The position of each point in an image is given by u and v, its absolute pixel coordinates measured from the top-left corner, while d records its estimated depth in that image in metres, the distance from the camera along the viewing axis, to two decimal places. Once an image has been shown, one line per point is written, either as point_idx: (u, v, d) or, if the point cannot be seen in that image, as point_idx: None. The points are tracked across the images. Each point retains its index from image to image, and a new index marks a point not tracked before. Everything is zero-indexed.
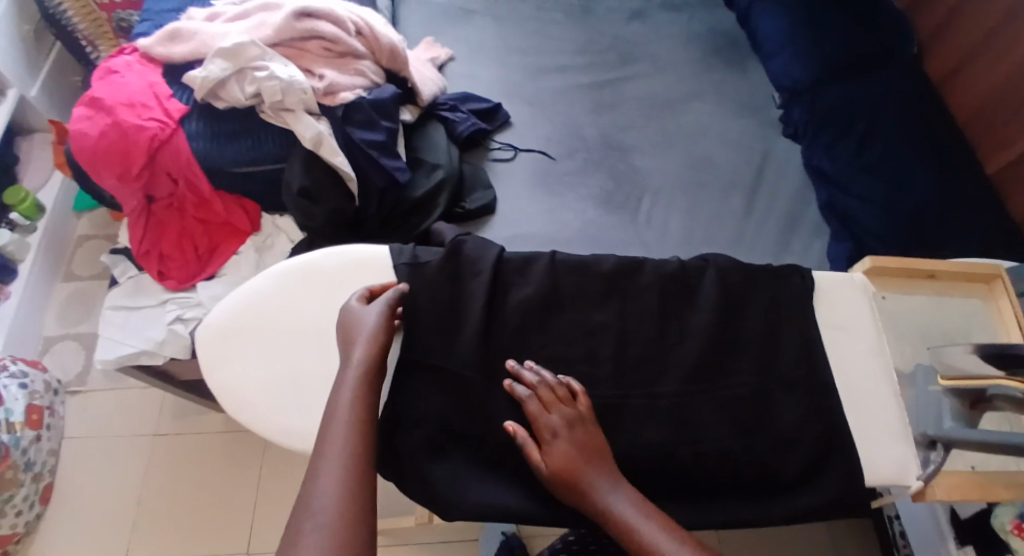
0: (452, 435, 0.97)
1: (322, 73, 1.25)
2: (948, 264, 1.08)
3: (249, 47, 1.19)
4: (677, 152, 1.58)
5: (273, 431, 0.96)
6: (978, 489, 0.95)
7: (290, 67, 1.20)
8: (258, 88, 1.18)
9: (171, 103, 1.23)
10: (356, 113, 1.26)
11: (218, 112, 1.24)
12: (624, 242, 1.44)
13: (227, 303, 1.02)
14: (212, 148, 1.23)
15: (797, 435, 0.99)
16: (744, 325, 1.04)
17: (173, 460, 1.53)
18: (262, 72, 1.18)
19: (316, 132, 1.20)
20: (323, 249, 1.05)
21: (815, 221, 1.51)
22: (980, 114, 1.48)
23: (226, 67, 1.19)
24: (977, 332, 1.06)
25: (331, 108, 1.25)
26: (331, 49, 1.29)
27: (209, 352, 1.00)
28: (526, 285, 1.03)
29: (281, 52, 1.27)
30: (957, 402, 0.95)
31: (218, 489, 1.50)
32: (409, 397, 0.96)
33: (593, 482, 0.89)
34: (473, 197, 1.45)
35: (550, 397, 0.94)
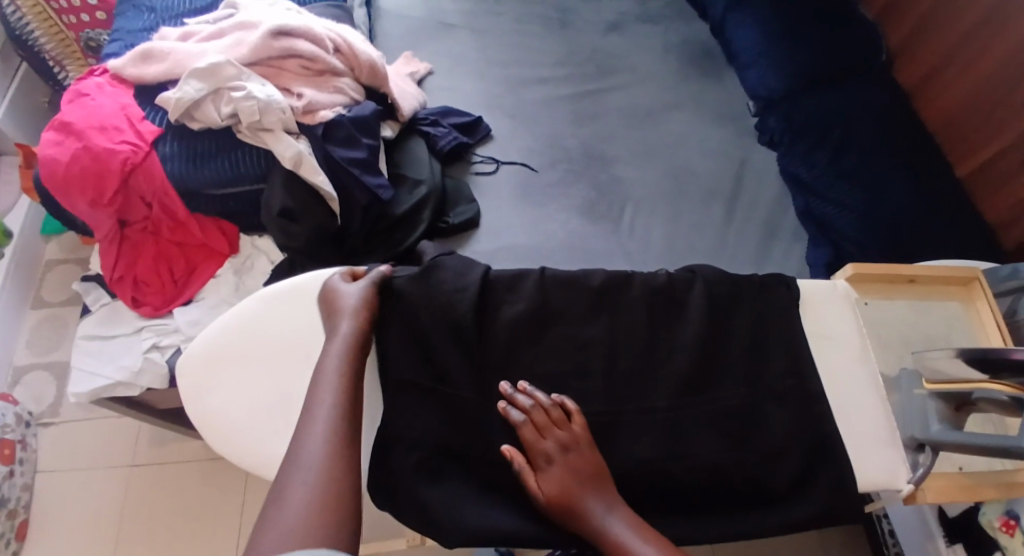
0: (447, 458, 0.95)
1: (301, 91, 1.24)
2: (929, 268, 1.09)
3: (225, 67, 1.17)
4: (656, 161, 1.59)
5: (258, 459, 0.94)
6: (965, 491, 0.96)
7: (267, 87, 1.19)
8: (235, 108, 1.16)
9: (144, 125, 1.21)
10: (336, 131, 1.25)
11: (193, 133, 1.22)
12: (607, 252, 1.44)
13: (211, 330, 1.00)
14: (188, 169, 1.21)
15: (787, 446, 0.99)
16: (733, 336, 1.04)
17: (152, 488, 1.49)
18: (239, 91, 1.16)
19: (296, 151, 1.18)
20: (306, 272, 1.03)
21: (793, 228, 1.52)
22: (951, 119, 1.50)
23: (201, 88, 1.17)
24: (958, 337, 1.06)
25: (310, 127, 1.23)
26: (310, 68, 1.27)
27: (192, 382, 0.98)
28: (516, 301, 1.02)
29: (258, 71, 1.25)
30: (942, 405, 0.95)
31: (200, 517, 1.47)
32: (403, 419, 0.94)
33: (589, 506, 0.89)
34: (458, 210, 1.44)
35: (544, 420, 0.93)
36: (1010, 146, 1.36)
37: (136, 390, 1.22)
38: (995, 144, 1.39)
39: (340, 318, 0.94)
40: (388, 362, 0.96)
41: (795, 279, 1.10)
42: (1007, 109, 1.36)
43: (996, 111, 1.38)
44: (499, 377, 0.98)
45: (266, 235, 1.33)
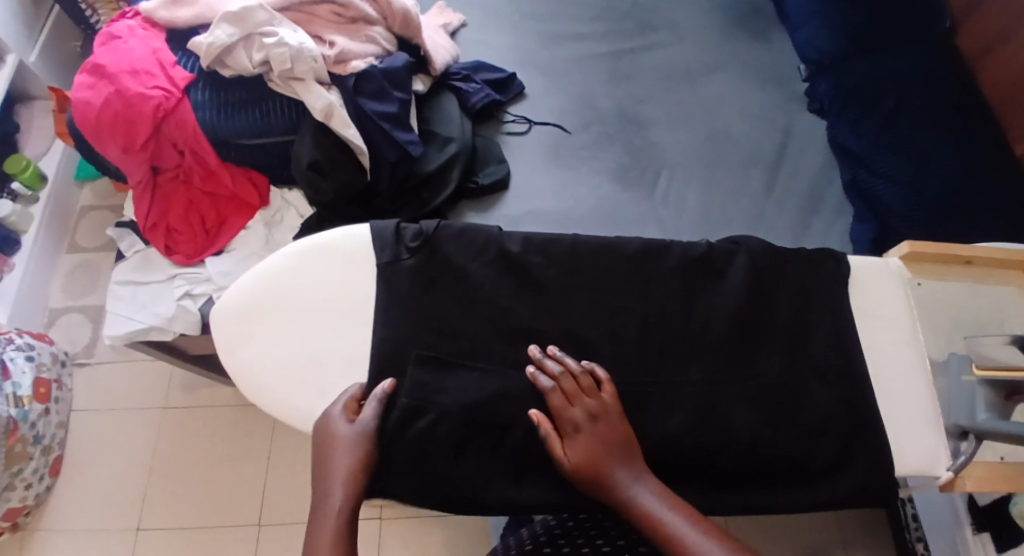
0: (475, 426, 0.93)
1: (333, 39, 1.20)
2: (988, 250, 1.03)
3: (257, 11, 1.14)
4: (696, 126, 1.54)
5: (289, 413, 0.93)
6: (1009, 481, 0.93)
7: (299, 34, 1.15)
8: (267, 55, 1.13)
9: (176, 71, 1.18)
10: (366, 84, 1.22)
11: (225, 81, 1.20)
12: (640, 219, 1.41)
13: (241, 284, 0.99)
14: (219, 117, 1.19)
15: (826, 425, 0.96)
16: (776, 310, 1.01)
17: (182, 432, 1.51)
18: (271, 38, 1.13)
19: (327, 103, 1.15)
20: (334, 230, 1.00)
21: (837, 201, 1.47)
22: (1011, 91, 1.43)
23: (233, 32, 1.13)
24: (1010, 321, 1.02)
25: (342, 78, 1.21)
26: (342, 14, 1.24)
27: (221, 335, 0.97)
28: (547, 266, 0.99)
29: (290, 17, 1.21)
30: (992, 392, 0.91)
31: (225, 464, 1.48)
32: (430, 389, 0.92)
33: (615, 477, 0.87)
34: (488, 171, 1.41)
35: (572, 385, 0.91)
36: None
37: (168, 336, 1.21)
38: None
39: (331, 483, 0.86)
40: (393, 332, 0.94)
41: (844, 254, 1.06)
42: None
43: None
44: (524, 345, 0.96)
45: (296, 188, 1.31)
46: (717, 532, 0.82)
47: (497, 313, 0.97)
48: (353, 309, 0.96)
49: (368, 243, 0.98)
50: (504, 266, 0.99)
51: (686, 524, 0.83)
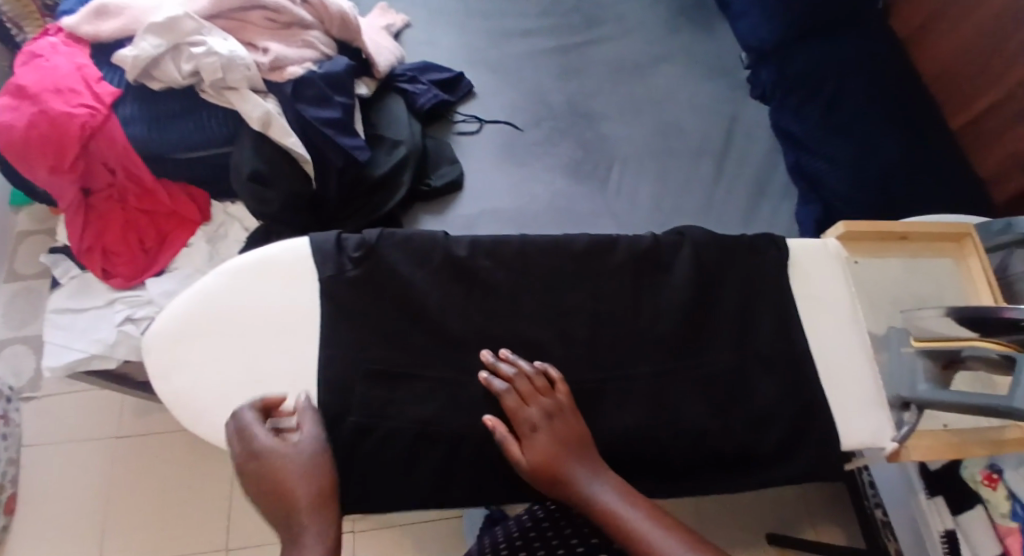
0: (430, 438, 0.93)
1: (267, 46, 1.19)
2: (920, 226, 1.07)
3: (184, 20, 1.12)
4: (646, 118, 1.58)
5: (234, 437, 0.92)
6: (952, 448, 0.97)
7: (230, 42, 1.14)
8: (196, 65, 1.11)
9: (100, 87, 1.15)
10: (305, 90, 1.21)
11: (155, 93, 1.18)
12: (594, 213, 1.43)
13: (174, 308, 0.96)
14: (150, 132, 1.17)
15: (773, 411, 0.98)
16: (723, 298, 1.03)
17: (140, 459, 1.49)
18: (200, 47, 1.11)
19: (263, 111, 1.14)
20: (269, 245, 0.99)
21: (784, 183, 1.54)
22: (948, 70, 1.52)
23: (159, 44, 1.11)
24: (948, 296, 1.05)
25: (278, 84, 1.20)
26: (275, 19, 1.23)
27: (156, 364, 0.93)
28: (497, 268, 1.00)
29: (222, 24, 1.19)
30: (930, 363, 0.95)
31: (184, 489, 1.46)
32: (386, 400, 0.93)
33: (572, 477, 0.87)
34: (439, 173, 1.41)
35: (529, 385, 0.92)
36: (1006, 98, 1.40)
37: (111, 362, 1.18)
38: (993, 95, 1.43)
39: (301, 513, 0.77)
40: (340, 346, 0.94)
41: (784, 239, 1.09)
42: (1005, 60, 1.39)
43: (992, 62, 1.42)
44: (476, 352, 0.96)
45: (239, 201, 1.28)
46: (677, 530, 0.83)
47: (445, 321, 0.97)
48: (295, 325, 0.94)
49: (305, 255, 0.97)
50: (451, 273, 0.99)
51: (644, 522, 0.84)
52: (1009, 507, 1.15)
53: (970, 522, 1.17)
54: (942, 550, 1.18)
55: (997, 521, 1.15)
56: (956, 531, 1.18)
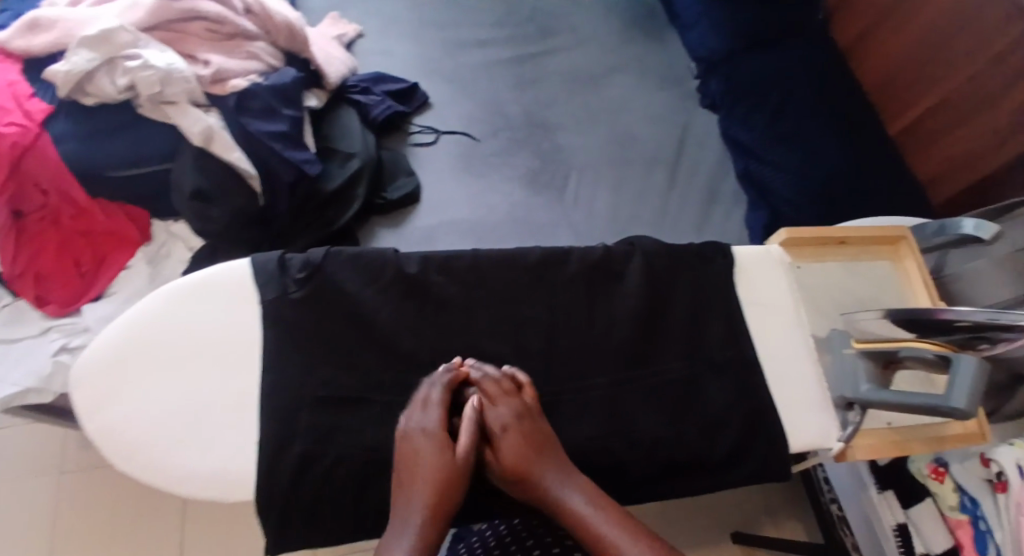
0: (379, 463, 0.91)
1: (207, 58, 1.17)
2: (857, 230, 1.11)
3: (119, 32, 1.09)
4: (601, 128, 1.60)
5: (175, 473, 0.87)
6: (897, 446, 1.00)
7: (168, 54, 1.12)
8: (132, 79, 1.09)
9: (32, 103, 1.11)
10: (251, 102, 1.20)
11: (89, 109, 1.14)
12: (551, 224, 1.44)
13: (104, 336, 0.92)
14: (84, 147, 1.13)
15: (725, 416, 1.00)
16: (673, 305, 1.05)
17: (77, 501, 1.36)
18: (135, 61, 1.09)
19: (205, 126, 1.13)
20: (207, 267, 0.97)
21: (732, 192, 1.57)
22: (884, 79, 1.59)
23: (92, 58, 1.08)
24: (885, 295, 1.10)
25: (222, 97, 1.18)
26: (217, 31, 1.21)
27: (86, 397, 0.89)
28: (449, 284, 0.99)
29: (159, 36, 1.16)
30: (869, 364, 0.97)
31: (124, 536, 1.34)
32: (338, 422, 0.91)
33: (540, 477, 0.85)
34: (397, 185, 1.42)
35: (497, 386, 0.90)
36: (939, 104, 1.47)
37: (48, 395, 1.10)
38: (927, 102, 1.50)
39: (416, 476, 0.81)
40: (286, 368, 0.92)
41: (730, 245, 1.11)
42: (937, 68, 1.46)
43: (926, 69, 1.49)
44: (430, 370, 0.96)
45: (181, 220, 1.25)
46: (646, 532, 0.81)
47: (397, 340, 0.96)
48: (235, 351, 0.92)
49: (245, 277, 0.95)
50: (403, 288, 0.98)
51: (612, 523, 0.81)
52: (956, 499, 1.19)
53: (922, 517, 1.20)
54: (896, 545, 1.20)
55: (946, 514, 1.20)
56: (908, 524, 1.20)
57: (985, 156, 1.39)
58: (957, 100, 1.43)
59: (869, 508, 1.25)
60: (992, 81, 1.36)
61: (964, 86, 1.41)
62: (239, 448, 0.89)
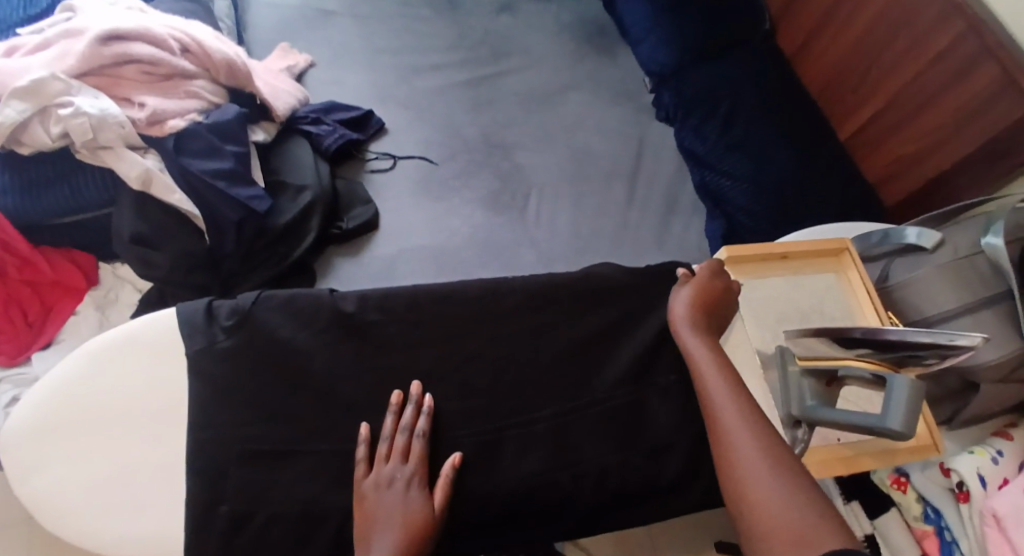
0: (314, 520, 0.92)
1: (142, 100, 1.16)
2: (798, 244, 1.14)
3: (51, 82, 1.08)
4: (558, 147, 1.60)
5: (105, 534, 0.91)
6: (843, 463, 1.02)
7: (102, 100, 1.11)
8: (66, 127, 1.08)
9: None
10: (191, 143, 1.20)
11: (26, 159, 1.14)
12: (514, 244, 1.45)
13: (36, 396, 0.96)
14: (25, 202, 1.15)
15: (670, 442, 1.02)
16: (617, 333, 1.06)
17: None
18: (67, 108, 1.08)
19: (143, 169, 1.12)
20: (138, 320, 1.00)
21: (691, 202, 1.58)
22: (831, 87, 1.61)
23: (24, 108, 1.07)
24: (832, 308, 1.12)
25: (159, 139, 1.17)
26: (153, 72, 1.20)
27: (21, 460, 0.94)
28: (389, 323, 1.01)
29: (92, 81, 1.16)
30: (814, 382, 1.00)
31: None
32: (281, 474, 0.94)
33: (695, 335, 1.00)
34: (352, 214, 1.41)
35: (718, 270, 1.06)
36: (884, 107, 1.49)
37: None
38: (873, 104, 1.51)
39: (386, 526, 0.88)
40: (223, 421, 0.94)
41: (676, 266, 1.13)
42: (880, 70, 1.48)
43: (870, 73, 1.51)
44: (369, 408, 0.97)
45: (126, 262, 1.26)
46: (754, 406, 0.91)
47: (335, 385, 0.98)
48: (164, 405, 0.95)
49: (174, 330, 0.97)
50: (342, 329, 1.00)
51: (727, 389, 0.93)
52: (920, 510, 1.20)
53: (890, 527, 1.20)
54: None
55: (911, 524, 1.20)
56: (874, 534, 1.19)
57: (931, 156, 1.42)
58: (901, 101, 1.45)
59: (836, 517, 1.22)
60: (931, 82, 1.38)
61: (907, 89, 1.43)
62: (171, 508, 0.92)
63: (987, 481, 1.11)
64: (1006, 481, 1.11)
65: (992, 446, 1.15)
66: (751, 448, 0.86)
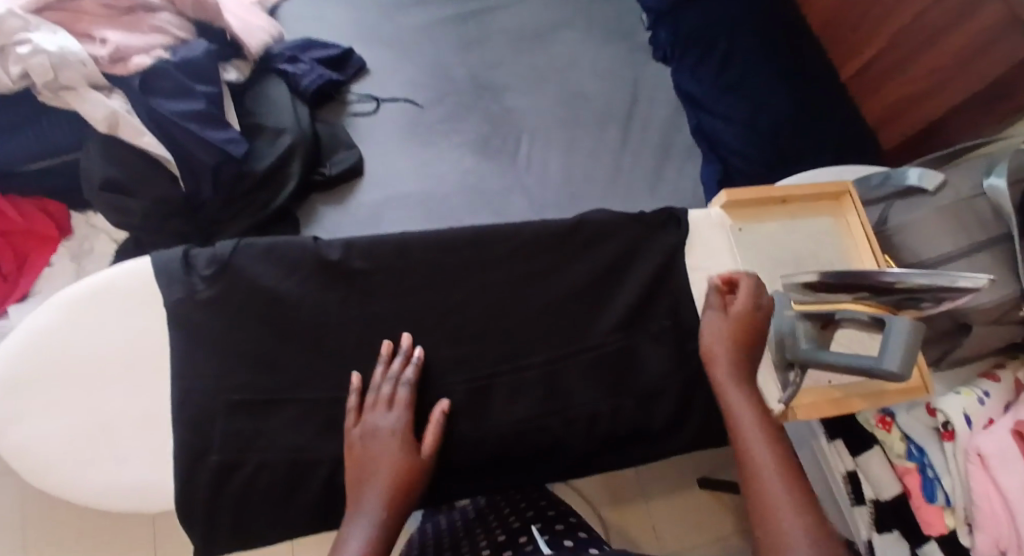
0: (305, 466, 0.92)
1: (104, 36, 1.11)
2: (799, 188, 1.10)
3: (8, 18, 1.03)
4: (549, 88, 1.54)
5: (89, 489, 0.89)
6: (835, 405, 1.02)
7: (61, 36, 1.06)
8: (26, 67, 1.04)
9: None
10: (159, 82, 1.14)
11: None
12: (504, 190, 1.40)
13: (8, 350, 0.92)
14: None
15: (662, 387, 1.01)
16: (609, 279, 1.03)
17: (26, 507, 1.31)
18: (25, 47, 1.03)
19: (109, 111, 1.07)
20: (107, 269, 0.95)
21: (686, 145, 1.51)
22: (832, 25, 1.55)
23: None
24: (828, 254, 1.10)
25: (124, 78, 1.11)
26: (114, 6, 1.14)
27: None
28: (376, 272, 0.97)
29: (52, 18, 1.10)
30: (810, 324, 0.99)
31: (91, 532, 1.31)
32: (271, 427, 0.92)
33: (732, 380, 0.93)
34: (336, 159, 1.34)
35: (757, 298, 0.97)
36: (888, 44, 1.44)
37: None
38: (875, 42, 1.46)
39: (376, 471, 0.86)
40: (206, 374, 0.92)
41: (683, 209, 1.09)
42: (884, 6, 1.43)
43: (873, 9, 1.45)
44: (357, 359, 0.95)
45: (99, 212, 1.21)
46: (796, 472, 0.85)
47: (326, 336, 0.95)
48: (144, 359, 0.92)
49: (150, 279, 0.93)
50: (326, 278, 0.96)
51: (768, 451, 0.87)
52: (904, 448, 1.18)
53: (869, 463, 1.16)
54: (848, 493, 1.16)
55: (894, 462, 1.18)
56: (857, 471, 1.16)
57: (931, 98, 1.38)
58: (904, 39, 1.40)
59: (820, 456, 1.20)
60: (936, 19, 1.33)
61: (909, 27, 1.38)
62: (158, 462, 0.91)
63: (972, 422, 1.13)
64: (991, 421, 1.13)
65: (978, 387, 1.16)
66: (794, 519, 0.80)
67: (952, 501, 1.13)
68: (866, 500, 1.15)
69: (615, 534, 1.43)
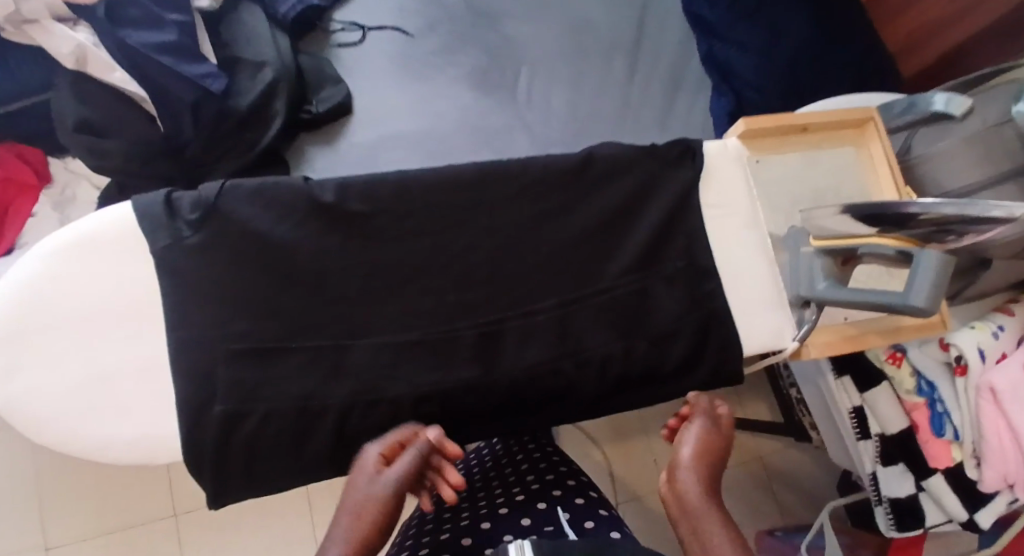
0: (314, 413, 0.89)
1: None
2: (822, 116, 1.03)
3: None
4: (551, 12, 1.45)
5: (88, 442, 0.87)
6: (851, 342, 0.99)
7: None
8: None
9: None
10: (126, 11, 1.06)
11: None
12: (505, 127, 1.34)
13: None
14: None
15: (676, 329, 0.97)
16: (620, 216, 0.98)
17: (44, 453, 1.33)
18: None
19: (75, 43, 1.02)
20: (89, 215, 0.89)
21: (697, 77, 1.44)
22: None
23: None
24: (848, 186, 1.05)
25: (88, 7, 1.03)
26: None
27: None
28: (372, 214, 0.92)
29: None
30: (829, 261, 0.94)
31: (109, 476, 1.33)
32: (270, 377, 0.89)
33: (703, 498, 0.85)
34: (323, 96, 1.27)
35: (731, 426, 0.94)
36: None
37: None
38: None
39: (354, 496, 0.81)
40: (198, 324, 0.87)
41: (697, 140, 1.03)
42: None
43: None
44: (357, 304, 0.92)
45: (78, 157, 1.17)
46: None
47: (325, 281, 0.91)
48: (137, 307, 0.87)
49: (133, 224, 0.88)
50: (323, 220, 0.91)
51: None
52: (913, 384, 1.12)
53: (880, 401, 1.11)
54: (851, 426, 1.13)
55: (902, 398, 1.13)
56: (863, 408, 1.12)
57: (966, 15, 1.30)
58: None
59: (827, 392, 1.15)
60: None
61: None
62: (157, 414, 0.88)
63: (986, 357, 1.08)
64: (1003, 357, 1.09)
65: (993, 321, 1.11)
66: None
67: (960, 436, 1.10)
68: (872, 435, 1.12)
69: (619, 475, 1.47)
